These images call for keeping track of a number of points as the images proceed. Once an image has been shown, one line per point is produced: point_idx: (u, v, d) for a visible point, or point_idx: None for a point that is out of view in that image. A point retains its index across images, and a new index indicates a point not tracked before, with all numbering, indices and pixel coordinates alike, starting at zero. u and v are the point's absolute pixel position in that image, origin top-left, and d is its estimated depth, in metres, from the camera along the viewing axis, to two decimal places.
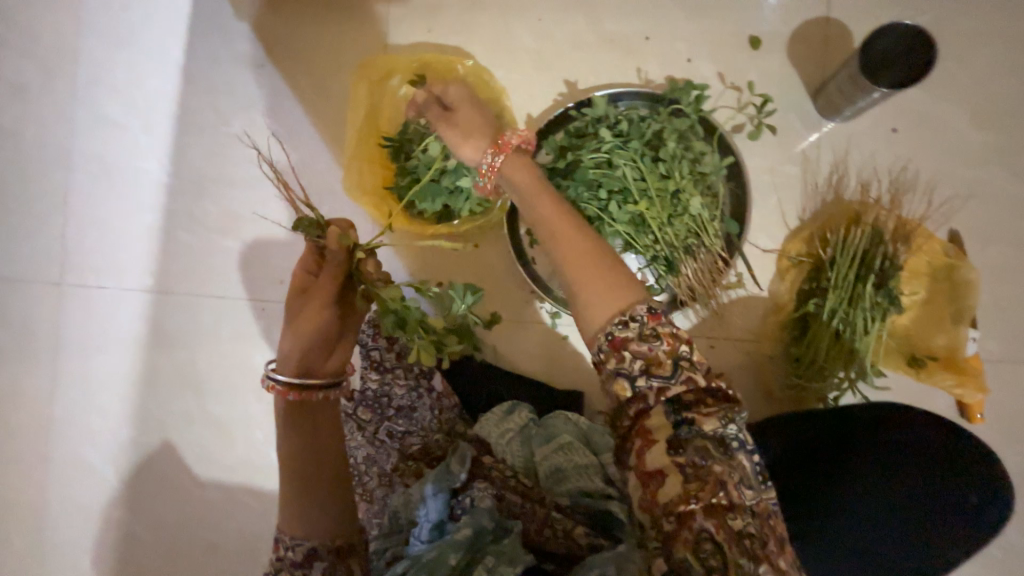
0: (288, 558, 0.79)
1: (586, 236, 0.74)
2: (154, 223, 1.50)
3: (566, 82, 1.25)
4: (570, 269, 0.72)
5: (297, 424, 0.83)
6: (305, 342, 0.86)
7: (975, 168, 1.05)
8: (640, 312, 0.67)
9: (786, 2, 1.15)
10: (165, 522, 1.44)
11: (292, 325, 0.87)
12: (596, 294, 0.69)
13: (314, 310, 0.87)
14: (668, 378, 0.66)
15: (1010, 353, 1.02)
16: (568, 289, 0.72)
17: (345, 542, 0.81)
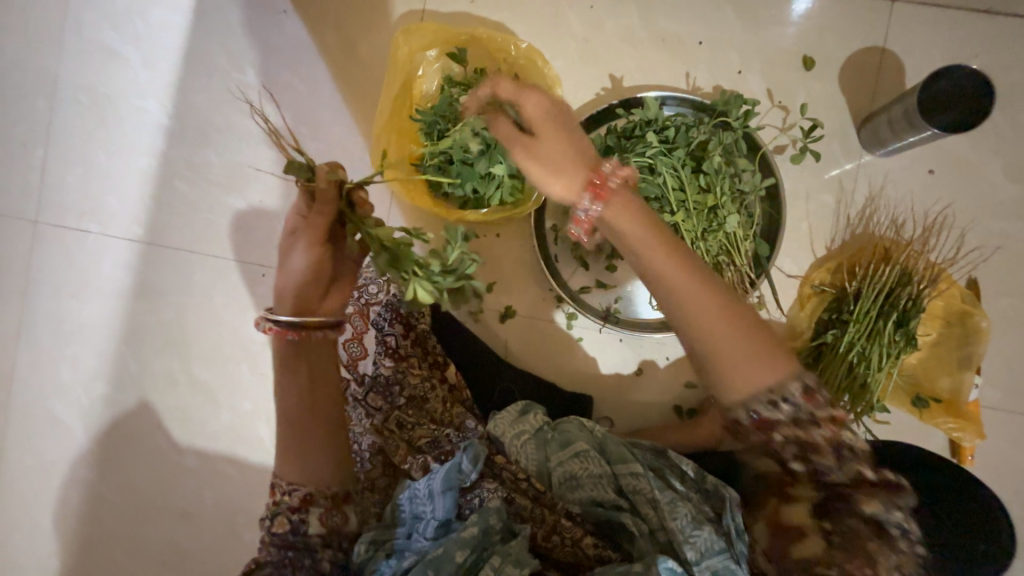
0: (286, 501, 0.80)
1: (728, 319, 0.63)
2: (148, 168, 1.39)
3: (611, 77, 1.20)
4: (717, 343, 0.62)
5: (292, 363, 0.82)
6: (295, 281, 0.80)
7: (1003, 220, 1.07)
8: (795, 391, 0.62)
9: (844, 26, 1.13)
10: (136, 485, 1.37)
11: (287, 272, 0.80)
12: (746, 370, 0.62)
13: (303, 256, 0.80)
14: (829, 465, 0.64)
15: (1006, 402, 1.06)
16: (705, 369, 0.64)
17: (340, 492, 0.83)
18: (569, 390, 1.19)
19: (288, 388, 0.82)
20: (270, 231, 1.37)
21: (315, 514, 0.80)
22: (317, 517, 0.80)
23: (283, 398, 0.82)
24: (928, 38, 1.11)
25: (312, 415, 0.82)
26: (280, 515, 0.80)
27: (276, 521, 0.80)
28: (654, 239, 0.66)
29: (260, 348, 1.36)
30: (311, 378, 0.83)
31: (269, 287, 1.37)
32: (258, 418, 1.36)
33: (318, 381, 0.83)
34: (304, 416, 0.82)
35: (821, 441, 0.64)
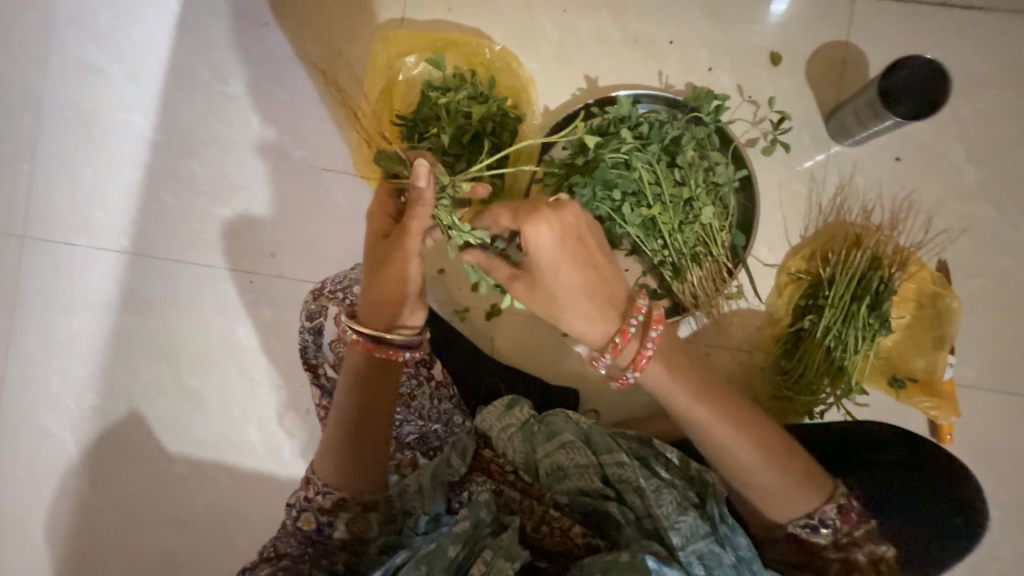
0: (317, 501, 0.89)
1: (757, 451, 0.83)
2: (134, 180, 1.40)
3: (586, 77, 1.23)
4: (770, 483, 0.84)
5: (363, 376, 0.89)
6: (397, 293, 0.88)
7: (968, 203, 1.10)
8: (831, 515, 0.84)
9: (808, 22, 1.17)
10: (128, 496, 1.37)
11: (387, 280, 0.87)
12: (791, 505, 0.85)
13: (400, 262, 0.86)
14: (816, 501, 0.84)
15: (981, 380, 1.09)
16: (749, 485, 0.85)
17: (370, 501, 0.89)
18: (556, 384, 1.21)
19: (352, 399, 0.88)
20: (256, 237, 1.38)
21: (343, 518, 0.89)
22: (344, 521, 0.89)
23: (344, 405, 0.89)
24: (889, 31, 1.15)
25: (367, 427, 0.88)
26: (308, 510, 0.90)
27: (304, 516, 0.90)
28: (562, 266, 0.82)
29: (250, 354, 1.37)
30: (376, 391, 0.89)
31: (258, 293, 1.38)
32: (249, 424, 1.37)
33: (381, 405, 0.89)
34: (361, 427, 0.88)
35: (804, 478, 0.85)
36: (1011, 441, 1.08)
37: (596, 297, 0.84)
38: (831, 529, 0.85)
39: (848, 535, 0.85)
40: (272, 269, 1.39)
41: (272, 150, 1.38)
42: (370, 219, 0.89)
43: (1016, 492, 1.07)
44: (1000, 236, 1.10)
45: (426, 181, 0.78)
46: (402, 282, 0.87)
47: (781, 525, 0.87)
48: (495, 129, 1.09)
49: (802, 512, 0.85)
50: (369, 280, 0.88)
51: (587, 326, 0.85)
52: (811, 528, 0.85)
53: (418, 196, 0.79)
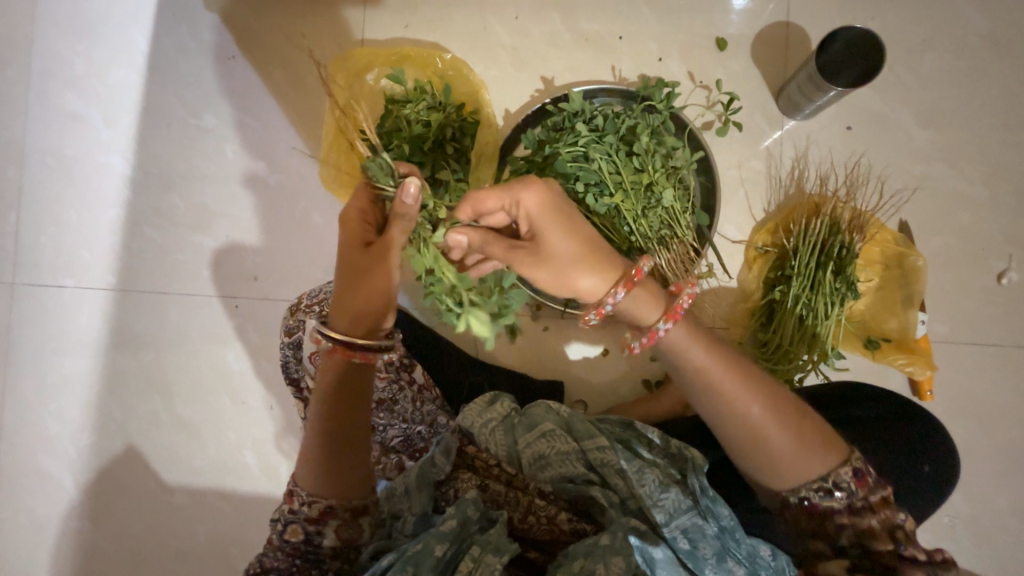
0: (303, 513, 0.88)
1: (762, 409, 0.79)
2: (117, 218, 1.44)
3: (543, 78, 1.27)
4: (779, 448, 0.79)
5: (340, 383, 0.88)
6: (378, 302, 0.87)
7: (922, 164, 1.13)
8: (845, 478, 0.79)
9: (750, 6, 1.21)
10: (129, 529, 1.37)
11: (373, 290, 0.86)
12: (798, 470, 0.79)
13: (381, 270, 0.86)
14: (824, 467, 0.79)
15: (955, 335, 1.10)
16: (758, 455, 0.79)
17: (359, 505, 0.90)
18: (540, 378, 1.22)
19: (332, 407, 0.87)
20: (238, 262, 1.41)
21: (331, 527, 0.88)
22: (332, 530, 0.88)
23: (322, 412, 0.88)
24: (829, 8, 1.19)
25: (351, 435, 0.89)
26: (295, 522, 0.89)
27: (290, 528, 0.89)
28: (552, 231, 0.80)
29: (241, 378, 1.39)
30: (355, 397, 0.89)
31: (243, 316, 1.41)
32: (244, 447, 1.38)
33: (360, 411, 0.89)
34: (343, 433, 0.88)
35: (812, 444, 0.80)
36: (991, 392, 1.09)
37: (593, 255, 0.81)
38: (846, 493, 0.79)
39: (863, 500, 0.79)
40: (256, 292, 1.41)
41: (247, 176, 1.42)
42: (345, 226, 0.88)
43: (1003, 443, 1.08)
44: (956, 192, 1.12)
45: (413, 199, 0.79)
46: (382, 291, 0.86)
47: (797, 493, 0.80)
48: (454, 135, 1.13)
49: (816, 474, 0.79)
50: (345, 285, 0.87)
51: (593, 287, 0.82)
52: (825, 492, 0.79)
53: (405, 211, 0.80)
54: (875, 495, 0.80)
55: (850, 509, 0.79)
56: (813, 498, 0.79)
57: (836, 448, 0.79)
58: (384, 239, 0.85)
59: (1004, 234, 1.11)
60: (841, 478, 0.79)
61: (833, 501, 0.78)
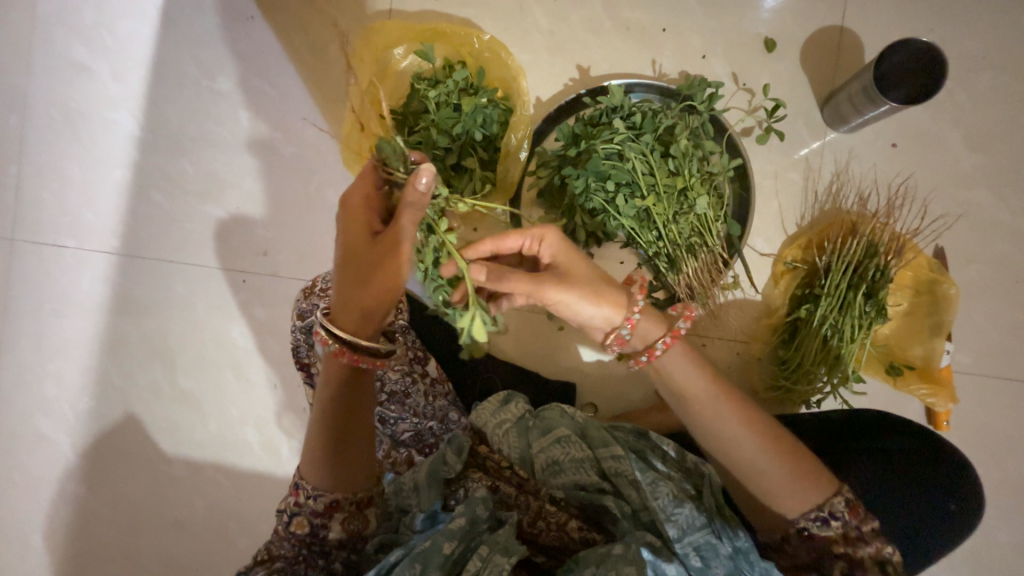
0: (308, 506, 0.87)
1: (708, 387, 0.88)
2: (122, 180, 1.39)
3: (578, 67, 1.21)
4: (724, 435, 0.86)
5: (345, 381, 0.85)
6: (370, 299, 0.82)
7: (966, 189, 1.09)
8: (841, 508, 0.82)
9: (803, 6, 1.15)
10: (127, 497, 1.36)
11: (368, 284, 0.81)
12: (756, 460, 0.84)
13: (387, 268, 0.80)
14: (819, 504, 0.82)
15: (979, 366, 1.08)
16: (739, 453, 0.85)
17: (365, 497, 0.89)
18: (553, 379, 1.20)
19: (334, 400, 0.86)
20: (249, 236, 1.37)
21: (337, 519, 0.87)
22: (338, 522, 0.88)
23: (324, 405, 0.86)
24: (886, 14, 1.13)
25: (351, 431, 0.87)
26: (300, 516, 0.88)
27: (297, 520, 0.88)
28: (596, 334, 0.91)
29: (245, 354, 1.36)
30: (358, 393, 0.87)
31: (249, 292, 1.37)
32: (246, 424, 1.36)
33: (359, 408, 0.87)
34: (346, 430, 0.87)
35: (789, 475, 0.83)
36: (1009, 427, 1.07)
37: (595, 285, 0.87)
38: (838, 522, 0.82)
39: (855, 529, 0.82)
40: (265, 269, 1.37)
41: (261, 146, 1.36)
42: (351, 212, 0.83)
43: (1014, 478, 1.07)
44: (998, 221, 1.09)
45: (425, 190, 0.74)
46: (387, 290, 0.81)
47: (793, 523, 0.84)
48: (484, 121, 1.06)
49: (812, 506, 0.83)
50: (350, 281, 0.82)
51: (596, 313, 0.88)
52: (822, 523, 0.82)
53: (407, 204, 0.76)
54: (867, 525, 0.82)
55: (845, 538, 0.82)
56: (810, 528, 0.83)
57: (823, 484, 0.83)
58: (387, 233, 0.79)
59: None
60: (835, 512, 0.82)
61: (826, 530, 0.81)
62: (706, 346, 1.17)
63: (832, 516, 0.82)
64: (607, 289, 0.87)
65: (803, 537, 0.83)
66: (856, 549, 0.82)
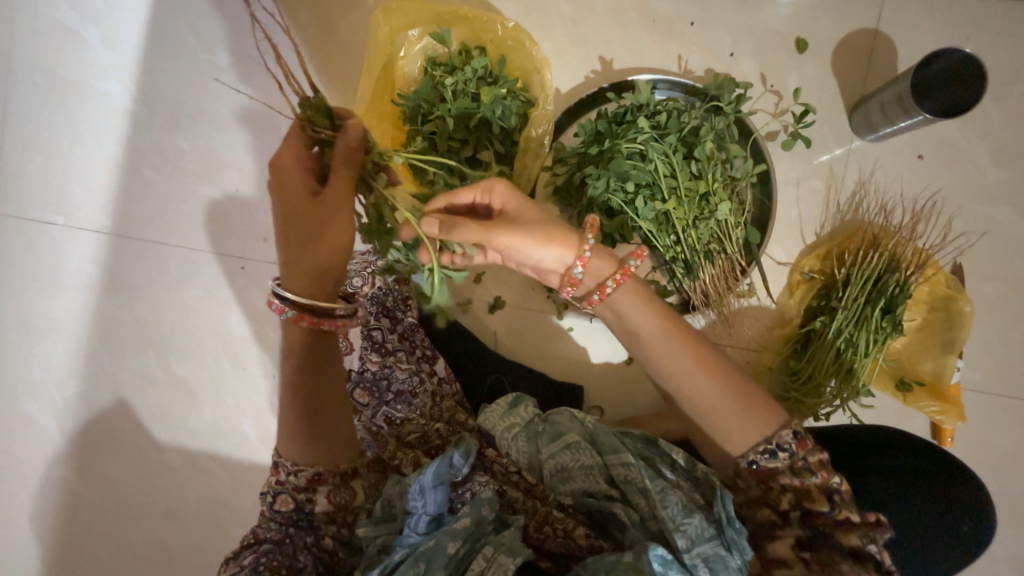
0: (291, 482, 0.84)
1: (649, 313, 0.84)
2: (114, 155, 1.31)
3: (601, 59, 1.16)
4: (659, 366, 0.82)
5: (306, 347, 0.82)
6: (324, 257, 0.79)
7: (989, 206, 1.07)
8: (789, 440, 0.77)
9: (838, 6, 1.10)
10: (119, 485, 1.34)
11: (318, 243, 0.78)
12: (692, 391, 0.81)
13: (335, 221, 0.77)
14: (767, 441, 0.77)
15: (989, 385, 1.08)
16: (672, 384, 0.82)
17: (349, 468, 0.87)
18: (560, 380, 1.19)
19: (298, 370, 0.82)
20: (248, 221, 1.32)
21: (322, 493, 0.85)
22: (324, 496, 0.85)
23: (290, 376, 0.83)
24: (923, 20, 1.09)
25: (317, 397, 0.84)
26: (284, 493, 0.85)
27: (280, 499, 0.85)
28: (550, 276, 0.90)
29: (242, 344, 1.32)
30: (321, 356, 0.84)
31: (249, 279, 1.32)
32: (243, 414, 1.33)
33: (324, 372, 0.84)
34: (312, 397, 0.84)
35: (735, 404, 0.79)
36: (1014, 446, 1.07)
37: (538, 226, 0.84)
38: (789, 455, 0.77)
39: (803, 461, 0.78)
40: (265, 255, 1.32)
41: (264, 128, 1.30)
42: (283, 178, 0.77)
43: (1014, 496, 1.07)
44: (1020, 240, 1.07)
45: (361, 141, 0.75)
46: (338, 243, 0.78)
47: (744, 457, 0.79)
48: (503, 113, 1.01)
49: (760, 438, 0.78)
50: (295, 244, 0.78)
51: (547, 254, 0.85)
52: (770, 454, 0.77)
53: (347, 155, 0.76)
54: (815, 456, 0.78)
55: (793, 468, 0.77)
56: (758, 461, 0.78)
57: (766, 415, 0.78)
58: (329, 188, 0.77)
59: None
60: (783, 443, 0.77)
61: (775, 462, 0.76)
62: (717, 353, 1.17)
63: (776, 449, 0.77)
64: (552, 225, 0.85)
65: (753, 472, 0.79)
66: (804, 482, 0.78)
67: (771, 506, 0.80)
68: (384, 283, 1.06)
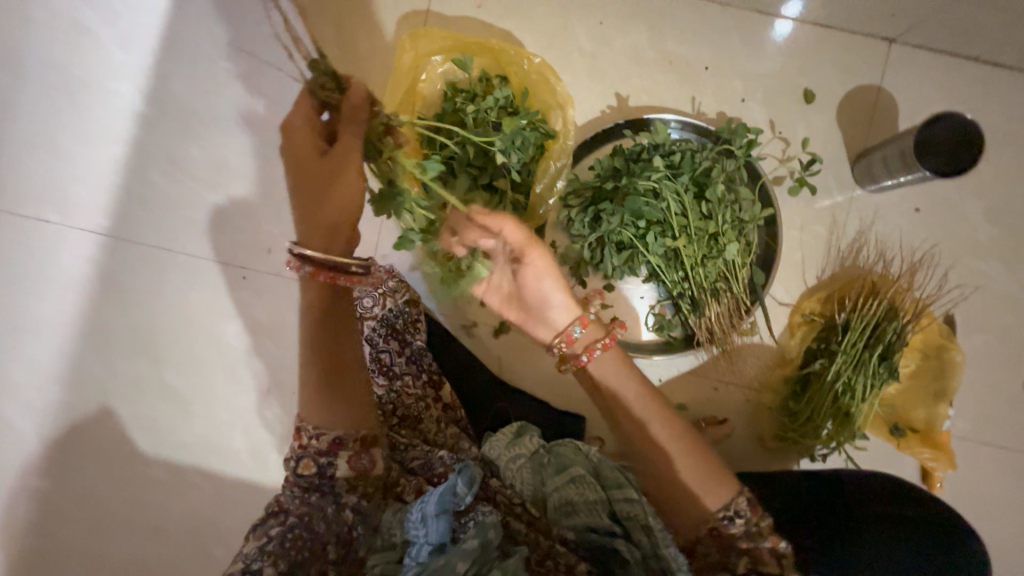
0: (312, 446, 0.85)
1: (620, 364, 0.94)
2: (119, 156, 1.29)
3: (617, 95, 1.19)
4: (626, 421, 0.94)
5: (325, 301, 0.87)
6: (340, 208, 0.84)
7: (980, 261, 1.12)
8: (743, 506, 0.84)
9: (845, 61, 1.16)
10: (98, 496, 1.28)
11: (331, 195, 0.83)
12: (653, 449, 0.90)
13: (347, 175, 0.82)
14: (723, 506, 0.84)
15: (977, 434, 1.11)
16: (634, 438, 0.93)
17: (369, 435, 0.89)
18: (561, 408, 1.19)
19: (315, 332, 0.87)
20: (253, 231, 1.30)
21: (343, 458, 0.86)
22: (344, 459, 0.86)
23: (309, 333, 0.86)
24: (923, 80, 1.15)
25: (335, 350, 0.88)
26: (307, 457, 0.86)
27: (303, 463, 0.86)
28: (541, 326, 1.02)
29: (239, 356, 1.30)
30: (340, 312, 0.88)
31: (251, 290, 1.30)
32: (235, 428, 1.30)
33: (340, 328, 0.88)
34: (330, 348, 0.87)
35: (689, 468, 0.87)
36: (1001, 495, 1.10)
37: (552, 286, 0.99)
38: (744, 522, 0.83)
39: (757, 527, 0.83)
40: (269, 266, 1.30)
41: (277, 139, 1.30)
42: (296, 143, 0.85)
43: (1002, 545, 1.09)
44: (1007, 294, 1.12)
45: (362, 99, 0.83)
46: (351, 196, 0.83)
47: (707, 520, 0.85)
48: (522, 145, 1.01)
49: (719, 504, 0.84)
50: (312, 199, 0.84)
51: (553, 309, 0.99)
52: (728, 520, 0.83)
53: (351, 118, 0.83)
54: (766, 521, 0.84)
55: (746, 535, 0.83)
56: (720, 526, 0.84)
57: (717, 487, 0.85)
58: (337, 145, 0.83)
59: None
60: (739, 507, 0.84)
61: (732, 526, 0.83)
62: (717, 390, 1.18)
63: (731, 513, 0.83)
64: (563, 287, 0.99)
65: (713, 536, 0.84)
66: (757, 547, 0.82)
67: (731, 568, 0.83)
68: (395, 305, 1.07)
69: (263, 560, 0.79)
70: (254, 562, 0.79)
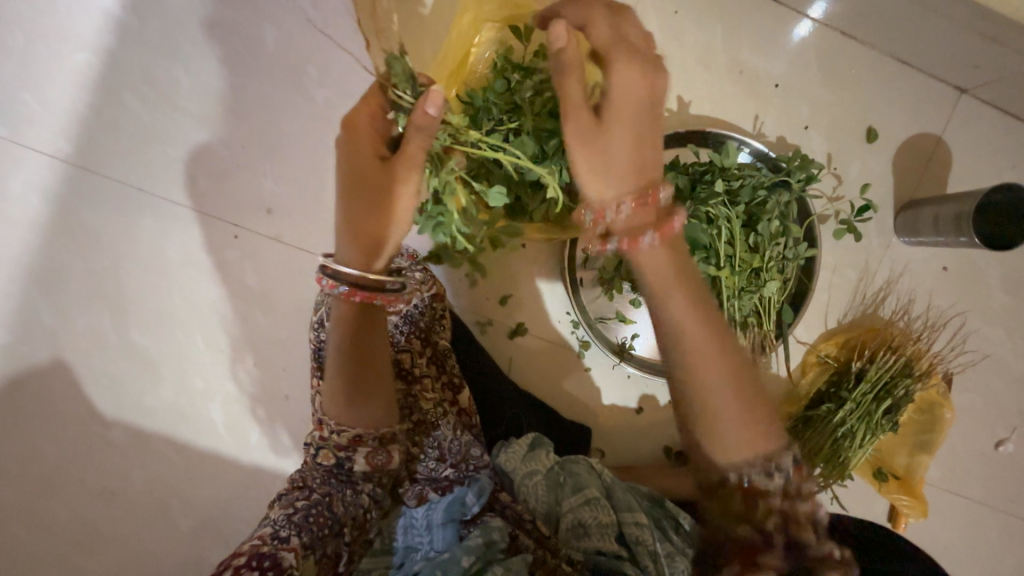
0: (333, 440, 0.76)
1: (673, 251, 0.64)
2: (87, 67, 1.07)
3: (679, 99, 1.09)
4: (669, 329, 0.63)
5: (357, 315, 0.72)
6: (385, 224, 0.69)
7: (986, 326, 1.16)
8: (789, 464, 0.62)
9: (911, 104, 1.12)
10: (41, 458, 1.11)
11: (378, 209, 0.68)
12: (701, 368, 0.61)
13: (403, 191, 0.69)
14: (770, 463, 0.62)
15: (948, 483, 1.19)
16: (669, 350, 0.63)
17: (389, 433, 0.78)
18: (569, 418, 1.16)
19: (347, 344, 0.73)
20: (249, 184, 1.12)
21: (361, 453, 0.77)
22: (363, 456, 0.77)
23: (340, 344, 0.73)
24: (978, 138, 1.13)
25: (367, 365, 0.74)
26: (326, 449, 0.77)
27: (321, 454, 0.77)
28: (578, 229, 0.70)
29: (221, 320, 1.14)
30: (373, 324, 0.74)
31: (241, 250, 1.13)
32: (213, 399, 1.15)
33: (371, 345, 0.74)
34: (360, 361, 0.74)
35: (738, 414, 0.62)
36: (955, 539, 1.20)
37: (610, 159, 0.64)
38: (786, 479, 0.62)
39: (798, 487, 0.63)
40: (264, 226, 1.14)
41: (286, 78, 1.11)
42: (351, 142, 0.69)
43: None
44: (1003, 359, 1.17)
45: (437, 110, 0.66)
46: (404, 212, 0.70)
47: (735, 470, 0.62)
48: None
49: (760, 458, 0.62)
50: (355, 210, 0.68)
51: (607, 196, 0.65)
52: (768, 476, 0.61)
53: (424, 123, 0.67)
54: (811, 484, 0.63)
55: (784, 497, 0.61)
56: (754, 480, 0.62)
57: (775, 430, 0.63)
58: (402, 153, 0.68)
59: (1020, 409, 1.18)
60: (784, 467, 0.61)
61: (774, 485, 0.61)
62: None
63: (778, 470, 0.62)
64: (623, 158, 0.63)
65: (745, 490, 0.61)
66: (794, 505, 0.62)
67: (755, 524, 0.62)
68: (421, 300, 0.96)
69: (290, 530, 0.73)
70: (281, 531, 0.73)
